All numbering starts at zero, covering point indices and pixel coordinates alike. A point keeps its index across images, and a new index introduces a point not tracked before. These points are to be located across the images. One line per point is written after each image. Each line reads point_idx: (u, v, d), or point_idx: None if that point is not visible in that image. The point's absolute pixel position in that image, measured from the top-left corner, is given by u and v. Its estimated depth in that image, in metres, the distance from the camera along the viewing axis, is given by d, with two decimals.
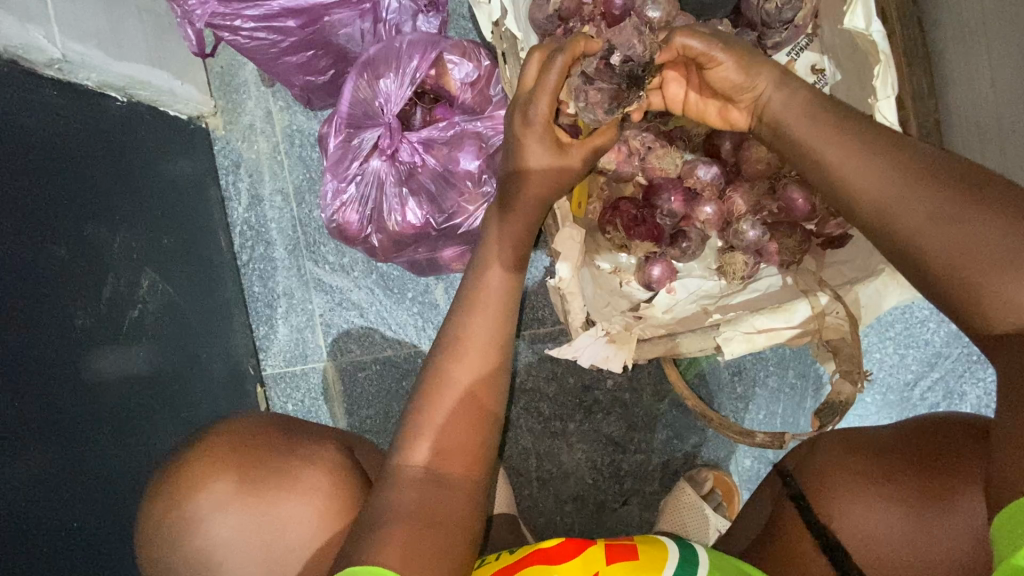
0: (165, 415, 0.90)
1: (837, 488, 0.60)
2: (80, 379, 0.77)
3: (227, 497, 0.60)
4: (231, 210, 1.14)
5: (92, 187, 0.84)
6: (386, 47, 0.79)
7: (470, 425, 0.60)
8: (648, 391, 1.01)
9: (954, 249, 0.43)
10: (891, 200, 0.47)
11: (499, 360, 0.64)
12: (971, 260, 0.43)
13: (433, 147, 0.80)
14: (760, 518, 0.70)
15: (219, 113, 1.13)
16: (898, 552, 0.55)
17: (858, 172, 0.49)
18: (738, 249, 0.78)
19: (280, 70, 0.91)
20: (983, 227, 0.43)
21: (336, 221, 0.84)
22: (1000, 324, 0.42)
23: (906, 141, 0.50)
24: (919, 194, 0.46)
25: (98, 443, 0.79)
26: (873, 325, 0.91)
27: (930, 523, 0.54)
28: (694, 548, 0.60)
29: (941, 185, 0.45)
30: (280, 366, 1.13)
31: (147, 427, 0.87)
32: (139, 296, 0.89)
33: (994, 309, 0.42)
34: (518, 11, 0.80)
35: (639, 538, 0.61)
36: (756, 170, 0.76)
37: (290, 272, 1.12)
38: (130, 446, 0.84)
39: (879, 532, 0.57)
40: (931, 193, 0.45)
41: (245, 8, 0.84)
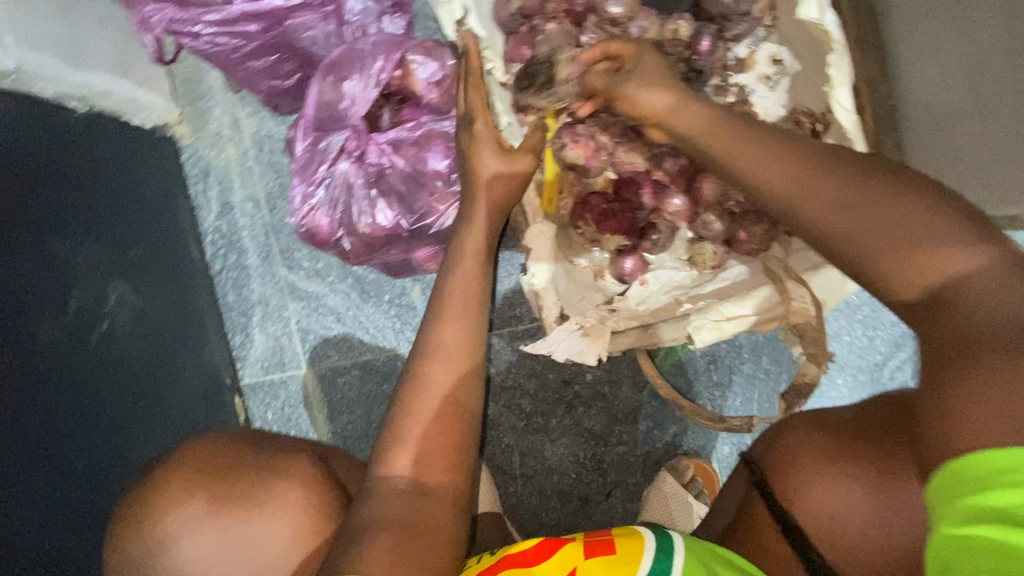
0: (140, 428, 0.89)
1: (801, 470, 0.61)
2: (51, 397, 0.76)
3: (198, 519, 0.59)
4: (201, 218, 1.12)
5: (55, 202, 0.82)
6: (351, 49, 0.79)
7: (444, 426, 0.60)
8: (627, 383, 1.02)
9: (857, 230, 0.46)
10: (807, 185, 0.49)
11: (472, 359, 0.64)
12: (883, 232, 0.45)
13: (402, 148, 0.80)
14: (732, 504, 0.71)
15: (185, 120, 1.11)
16: (862, 528, 0.57)
17: (780, 162, 0.51)
18: (707, 241, 0.81)
19: (244, 75, 0.90)
20: (879, 209, 0.45)
21: (306, 225, 0.84)
22: (914, 291, 0.44)
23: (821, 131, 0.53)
24: (834, 180, 0.48)
25: (70, 460, 0.78)
26: (842, 308, 0.93)
27: (888, 498, 0.55)
28: (669, 533, 0.60)
29: (839, 174, 0.48)
30: (258, 376, 1.11)
31: (121, 441, 0.86)
32: (107, 309, 0.88)
33: (899, 287, 0.44)
34: (481, 11, 0.80)
35: (617, 529, 0.61)
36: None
37: (264, 279, 1.11)
38: (104, 462, 0.83)
39: (843, 511, 0.58)
40: (847, 177, 0.48)
41: (204, 13, 0.82)
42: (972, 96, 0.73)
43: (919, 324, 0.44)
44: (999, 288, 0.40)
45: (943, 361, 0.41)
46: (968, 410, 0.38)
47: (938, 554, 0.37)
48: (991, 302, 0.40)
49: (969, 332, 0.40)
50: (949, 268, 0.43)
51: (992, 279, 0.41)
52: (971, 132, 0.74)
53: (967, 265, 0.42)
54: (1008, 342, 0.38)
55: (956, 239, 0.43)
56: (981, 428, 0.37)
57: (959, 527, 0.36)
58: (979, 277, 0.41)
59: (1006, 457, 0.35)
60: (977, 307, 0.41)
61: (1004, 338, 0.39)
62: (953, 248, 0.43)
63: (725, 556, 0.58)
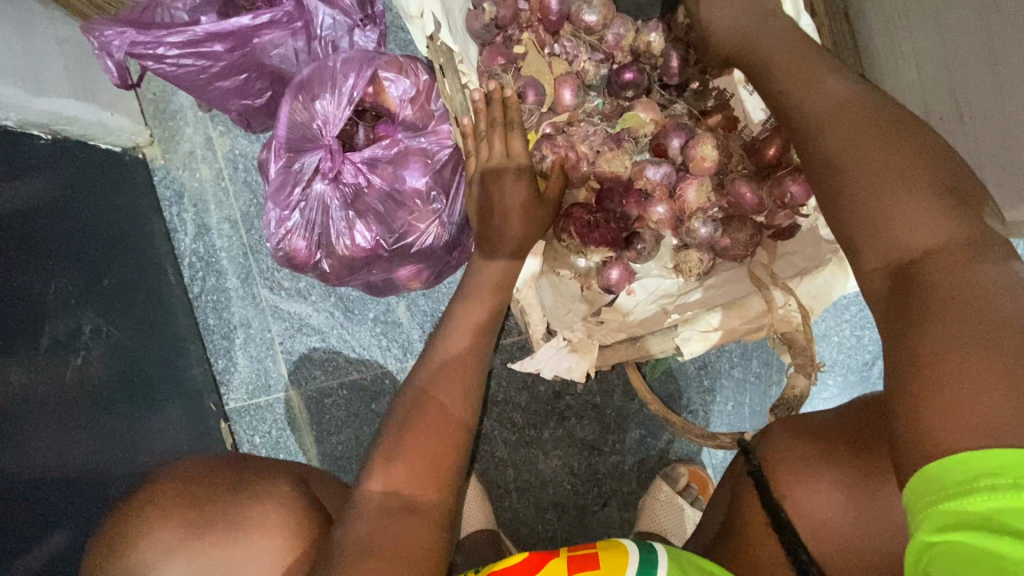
0: (120, 462, 0.87)
1: (788, 479, 0.60)
2: (24, 439, 0.73)
3: (168, 549, 0.56)
4: (177, 242, 1.09)
5: (23, 235, 0.79)
6: (321, 67, 0.77)
7: (429, 452, 0.59)
8: (618, 393, 1.01)
9: (874, 167, 0.46)
10: (830, 131, 0.49)
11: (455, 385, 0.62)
12: (873, 194, 0.45)
13: (378, 166, 0.78)
14: (720, 515, 0.70)
15: (155, 141, 1.08)
16: (843, 534, 0.57)
17: (803, 114, 0.52)
18: (694, 247, 0.78)
19: (212, 95, 0.88)
20: (901, 158, 0.45)
21: (283, 249, 0.82)
22: (885, 259, 0.44)
23: (848, 87, 0.51)
24: (850, 133, 0.48)
25: (46, 503, 0.75)
26: (829, 309, 0.93)
27: (869, 505, 0.56)
28: (652, 546, 0.60)
29: (878, 120, 0.48)
30: (243, 400, 1.09)
31: (100, 477, 0.84)
32: (81, 343, 0.85)
33: (894, 231, 0.44)
34: (452, 24, 0.78)
35: (600, 543, 0.60)
36: (703, 168, 0.75)
37: (245, 301, 1.08)
38: (80, 502, 0.80)
39: (825, 516, 0.58)
40: (863, 133, 0.47)
41: (167, 35, 0.79)
42: (951, 97, 0.70)
43: (886, 293, 0.44)
44: (965, 268, 0.40)
45: (908, 332, 0.41)
46: (927, 387, 0.38)
47: (919, 559, 0.37)
48: (958, 280, 0.40)
49: (936, 303, 0.40)
50: (921, 242, 0.43)
51: (958, 259, 0.41)
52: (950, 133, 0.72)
53: (938, 242, 0.42)
54: (974, 318, 0.38)
55: (941, 215, 0.43)
56: (938, 405, 0.37)
57: (937, 534, 0.36)
58: (946, 257, 0.42)
59: (981, 460, 0.34)
60: (939, 283, 0.41)
61: (969, 314, 0.38)
62: (933, 222, 0.43)
63: (694, 560, 0.57)
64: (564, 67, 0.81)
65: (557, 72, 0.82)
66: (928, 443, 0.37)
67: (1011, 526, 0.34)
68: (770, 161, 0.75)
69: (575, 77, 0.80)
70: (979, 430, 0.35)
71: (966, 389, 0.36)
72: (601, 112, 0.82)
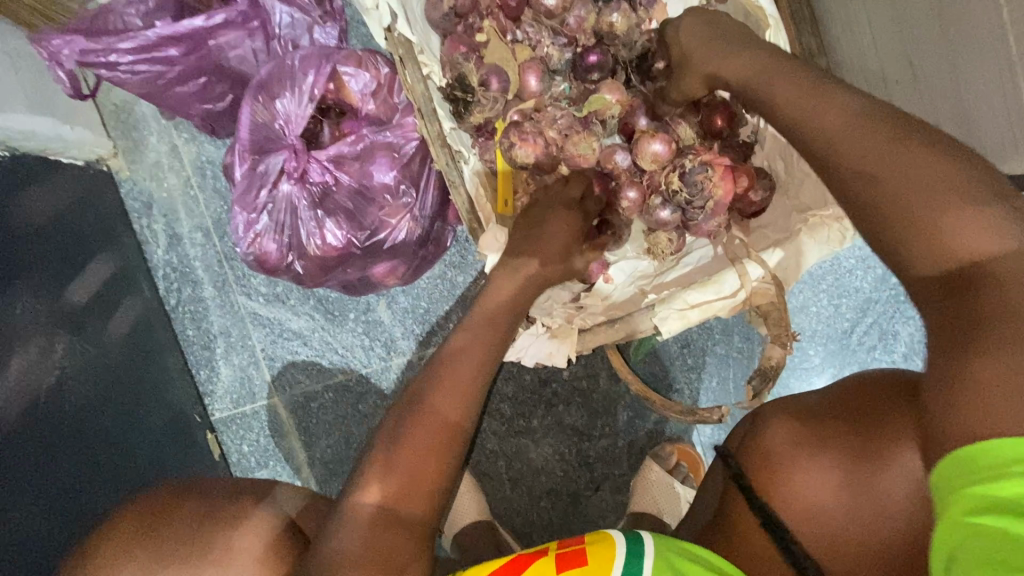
0: (107, 482, 0.86)
1: (781, 466, 0.59)
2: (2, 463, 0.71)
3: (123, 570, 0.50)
4: (150, 253, 1.07)
5: None
6: (279, 66, 0.76)
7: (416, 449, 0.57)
8: (604, 376, 1.01)
9: (916, 181, 0.41)
10: (852, 146, 0.45)
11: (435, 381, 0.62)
12: (925, 204, 0.41)
13: (345, 163, 0.77)
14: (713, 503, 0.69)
15: (119, 153, 1.06)
16: (840, 516, 0.55)
17: (819, 122, 0.48)
18: (661, 229, 0.78)
19: (172, 101, 0.86)
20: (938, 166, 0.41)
21: (254, 253, 0.80)
22: (942, 263, 0.40)
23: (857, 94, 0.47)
24: (875, 141, 0.44)
25: (35, 529, 0.74)
26: (805, 280, 0.94)
27: (866, 489, 0.53)
28: (639, 533, 0.59)
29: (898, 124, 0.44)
30: (228, 410, 1.08)
31: (85, 497, 0.82)
32: (55, 362, 0.83)
33: (939, 247, 0.40)
34: (408, 15, 0.77)
35: (588, 537, 0.60)
36: (648, 155, 0.75)
37: (223, 310, 1.07)
38: (69, 523, 0.79)
39: (816, 500, 0.57)
40: (893, 134, 0.43)
41: (119, 41, 0.77)
42: (906, 61, 0.69)
43: (936, 301, 0.41)
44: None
45: (966, 342, 0.38)
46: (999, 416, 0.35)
47: (941, 549, 0.35)
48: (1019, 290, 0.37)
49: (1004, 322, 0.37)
50: (982, 250, 0.39)
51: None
52: (907, 97, 0.71)
53: (1001, 247, 0.38)
54: None
55: (996, 224, 0.39)
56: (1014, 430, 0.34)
57: (961, 518, 0.34)
58: (1014, 261, 0.38)
59: (1010, 448, 0.34)
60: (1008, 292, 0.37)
61: None
62: (994, 231, 0.39)
63: (688, 550, 0.57)
64: (529, 52, 0.80)
65: (522, 58, 0.80)
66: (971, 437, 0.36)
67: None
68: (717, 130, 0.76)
69: (539, 63, 0.79)
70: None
71: None
72: (568, 96, 0.81)
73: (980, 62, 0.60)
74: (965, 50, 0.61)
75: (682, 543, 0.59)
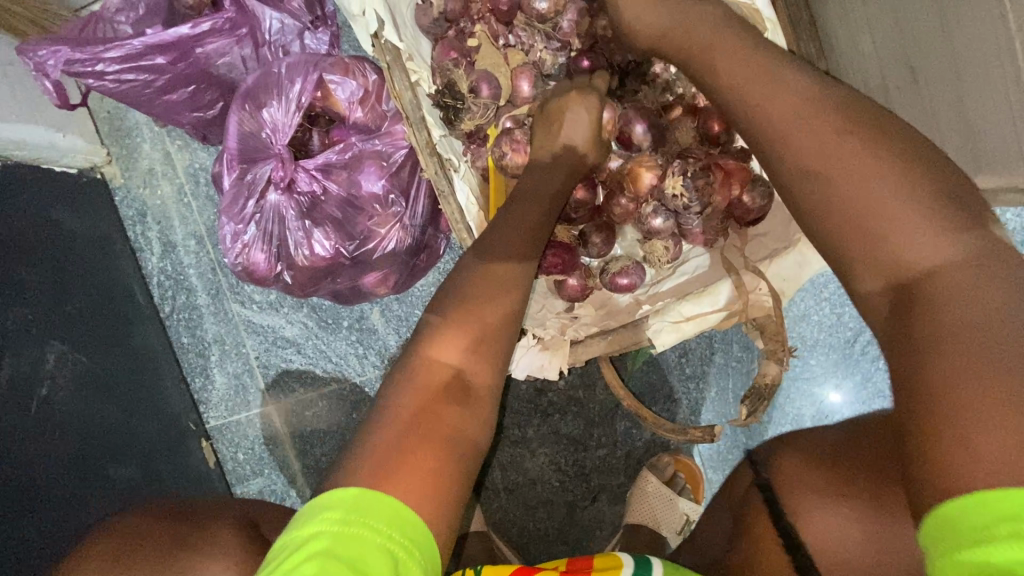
0: (96, 503, 0.85)
1: (795, 500, 0.58)
2: None
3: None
4: (144, 260, 1.07)
5: None
6: (265, 74, 0.74)
7: None
8: (601, 386, 0.99)
9: (852, 187, 0.43)
10: (807, 143, 0.47)
11: None
12: (867, 212, 0.43)
13: (333, 172, 0.76)
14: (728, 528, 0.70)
15: (114, 160, 1.05)
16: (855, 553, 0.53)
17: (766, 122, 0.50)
18: (656, 237, 0.75)
19: (161, 110, 0.85)
20: (880, 172, 0.43)
21: (242, 263, 0.80)
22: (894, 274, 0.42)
23: (818, 88, 0.49)
24: (811, 148, 0.46)
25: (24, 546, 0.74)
26: (808, 289, 0.92)
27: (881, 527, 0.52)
28: (652, 558, 0.58)
29: (857, 143, 0.45)
30: (223, 417, 1.07)
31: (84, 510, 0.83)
32: (46, 372, 0.83)
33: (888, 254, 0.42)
34: (396, 21, 0.75)
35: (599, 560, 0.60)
36: (642, 184, 0.71)
37: (217, 318, 1.06)
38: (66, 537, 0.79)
39: (839, 530, 0.55)
40: (845, 143, 0.45)
41: (104, 50, 0.76)
42: (907, 64, 0.66)
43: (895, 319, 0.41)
44: (974, 287, 0.38)
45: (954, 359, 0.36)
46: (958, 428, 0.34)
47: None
48: (963, 301, 0.38)
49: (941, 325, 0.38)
50: (921, 259, 0.41)
51: (965, 279, 0.39)
52: (910, 103, 0.68)
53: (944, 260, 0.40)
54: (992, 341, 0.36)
55: (937, 234, 0.41)
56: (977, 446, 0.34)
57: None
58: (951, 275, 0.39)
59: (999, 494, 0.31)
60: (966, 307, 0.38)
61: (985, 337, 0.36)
62: (930, 240, 0.41)
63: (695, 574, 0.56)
64: (521, 57, 0.78)
65: (514, 64, 0.78)
66: (962, 482, 0.33)
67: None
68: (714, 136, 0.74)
69: (532, 68, 0.77)
70: (1001, 465, 0.32)
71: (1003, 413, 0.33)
72: None
73: (986, 67, 0.57)
74: (970, 58, 0.58)
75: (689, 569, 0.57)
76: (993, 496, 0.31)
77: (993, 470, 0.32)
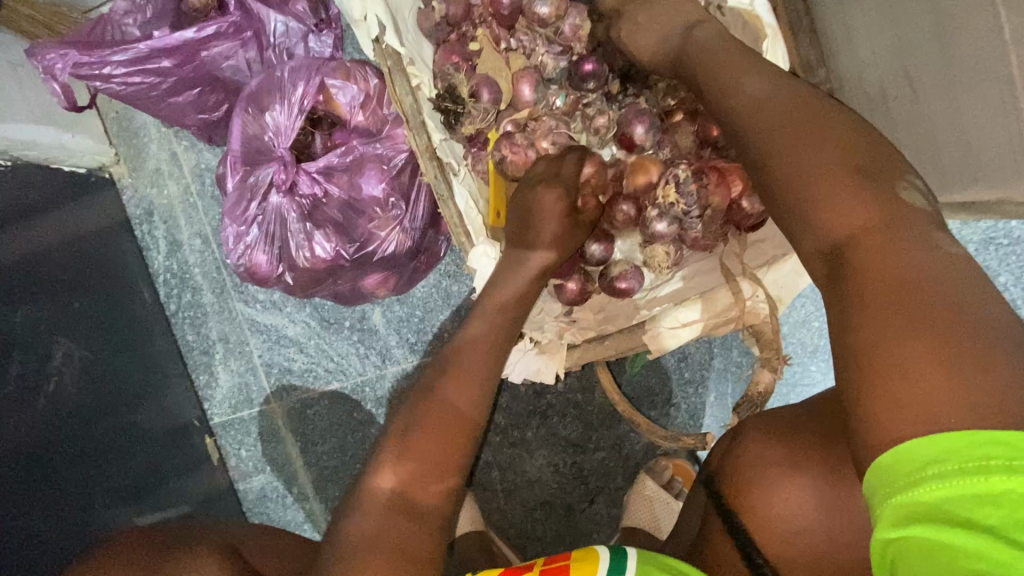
0: (108, 497, 0.86)
1: (756, 478, 0.58)
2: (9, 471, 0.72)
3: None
4: (150, 259, 1.09)
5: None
6: (269, 78, 0.75)
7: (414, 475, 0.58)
8: (600, 389, 1.00)
9: (788, 158, 0.45)
10: (752, 126, 0.49)
11: (428, 405, 0.62)
12: (800, 184, 0.44)
13: (334, 175, 0.77)
14: (694, 522, 0.69)
15: (121, 160, 1.07)
16: (818, 537, 0.54)
17: (727, 99, 0.52)
18: (658, 242, 0.74)
19: (166, 112, 0.86)
20: (816, 146, 0.44)
21: (244, 264, 0.81)
22: (825, 241, 0.43)
23: (769, 80, 0.50)
24: (758, 125, 0.48)
25: (40, 542, 0.74)
26: (809, 295, 0.91)
27: (841, 507, 0.53)
28: (626, 549, 0.57)
29: (800, 117, 0.46)
30: (227, 414, 1.08)
31: (97, 503, 0.84)
32: (53, 367, 0.84)
33: (821, 222, 0.43)
34: (398, 25, 0.76)
35: (575, 555, 0.59)
36: (640, 184, 0.73)
37: (221, 317, 1.08)
38: (79, 530, 0.80)
39: (801, 513, 0.55)
40: (786, 121, 0.46)
41: (112, 53, 0.78)
42: (904, 72, 0.66)
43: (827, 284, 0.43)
44: (892, 248, 0.39)
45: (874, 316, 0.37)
46: (874, 382, 0.36)
47: (882, 558, 0.34)
48: (890, 260, 0.39)
49: (866, 288, 0.39)
50: (848, 225, 0.41)
51: (883, 240, 0.40)
52: (907, 112, 0.68)
53: (866, 223, 0.41)
54: (907, 303, 0.36)
55: (863, 198, 0.41)
56: (885, 399, 0.35)
57: (892, 530, 0.33)
58: (870, 238, 0.40)
59: (932, 445, 0.33)
60: (889, 265, 0.38)
61: (899, 302, 0.37)
62: (857, 205, 0.41)
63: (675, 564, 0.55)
64: (522, 61, 0.79)
65: (515, 67, 0.79)
66: (887, 439, 0.35)
67: (966, 516, 0.31)
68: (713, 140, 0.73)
69: (533, 71, 0.78)
70: (915, 420, 0.34)
71: (913, 370, 0.34)
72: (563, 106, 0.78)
73: (981, 76, 0.57)
74: (965, 69, 0.58)
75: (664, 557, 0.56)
76: (921, 445, 0.33)
77: (911, 424, 0.34)
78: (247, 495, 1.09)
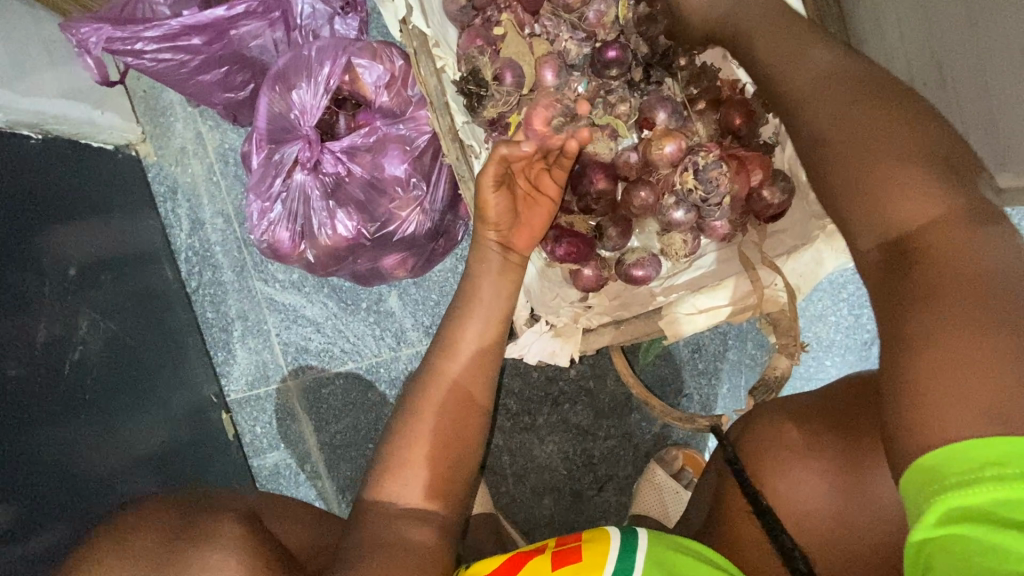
0: (134, 467, 0.88)
1: (769, 459, 0.58)
2: (39, 434, 0.74)
3: (109, 555, 0.50)
4: (173, 237, 1.11)
5: (28, 228, 0.80)
6: (296, 56, 0.76)
7: (430, 448, 0.60)
8: (612, 376, 1.00)
9: (859, 145, 0.46)
10: (820, 114, 0.50)
11: (446, 380, 0.63)
12: (870, 171, 0.45)
13: (357, 155, 0.78)
14: (704, 506, 0.69)
15: (148, 139, 1.10)
16: (832, 522, 0.55)
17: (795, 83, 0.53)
18: (675, 230, 0.74)
19: (194, 90, 0.88)
20: (889, 135, 0.45)
21: (267, 240, 0.82)
22: (890, 231, 0.44)
23: (836, 73, 0.51)
24: (827, 112, 0.49)
25: (64, 507, 0.75)
26: (826, 288, 0.91)
27: (856, 493, 0.54)
28: (638, 530, 0.58)
29: (870, 104, 0.47)
30: (243, 391, 1.10)
31: (121, 470, 0.86)
32: (79, 337, 0.85)
33: (889, 212, 0.44)
34: (424, 8, 0.77)
35: (586, 534, 0.59)
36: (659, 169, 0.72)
37: (242, 295, 1.09)
38: (105, 494, 0.82)
39: (817, 501, 0.55)
40: (857, 108, 0.48)
41: (144, 29, 0.79)
42: (934, 61, 0.65)
43: (887, 272, 0.44)
44: (963, 239, 0.41)
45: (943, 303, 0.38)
46: (938, 363, 0.37)
47: (917, 555, 0.36)
48: (957, 253, 0.40)
49: (936, 276, 0.40)
50: (919, 216, 0.43)
51: (956, 230, 0.41)
52: (935, 101, 0.67)
53: (936, 214, 0.42)
54: (976, 292, 0.38)
55: (935, 190, 0.43)
56: (949, 382, 0.36)
57: (935, 529, 0.35)
58: (941, 229, 0.42)
59: (980, 453, 0.34)
60: (960, 257, 0.40)
61: (969, 290, 0.38)
62: (930, 196, 0.43)
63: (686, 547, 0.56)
64: (545, 47, 0.77)
65: (538, 53, 0.77)
66: (949, 423, 0.36)
67: (1007, 518, 0.33)
68: (735, 128, 0.73)
69: (556, 57, 0.77)
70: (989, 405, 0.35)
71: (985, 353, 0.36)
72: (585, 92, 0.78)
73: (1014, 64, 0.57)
74: (998, 59, 0.58)
75: (677, 540, 0.57)
76: (981, 448, 0.34)
77: (977, 413, 0.35)
78: (261, 472, 1.10)
